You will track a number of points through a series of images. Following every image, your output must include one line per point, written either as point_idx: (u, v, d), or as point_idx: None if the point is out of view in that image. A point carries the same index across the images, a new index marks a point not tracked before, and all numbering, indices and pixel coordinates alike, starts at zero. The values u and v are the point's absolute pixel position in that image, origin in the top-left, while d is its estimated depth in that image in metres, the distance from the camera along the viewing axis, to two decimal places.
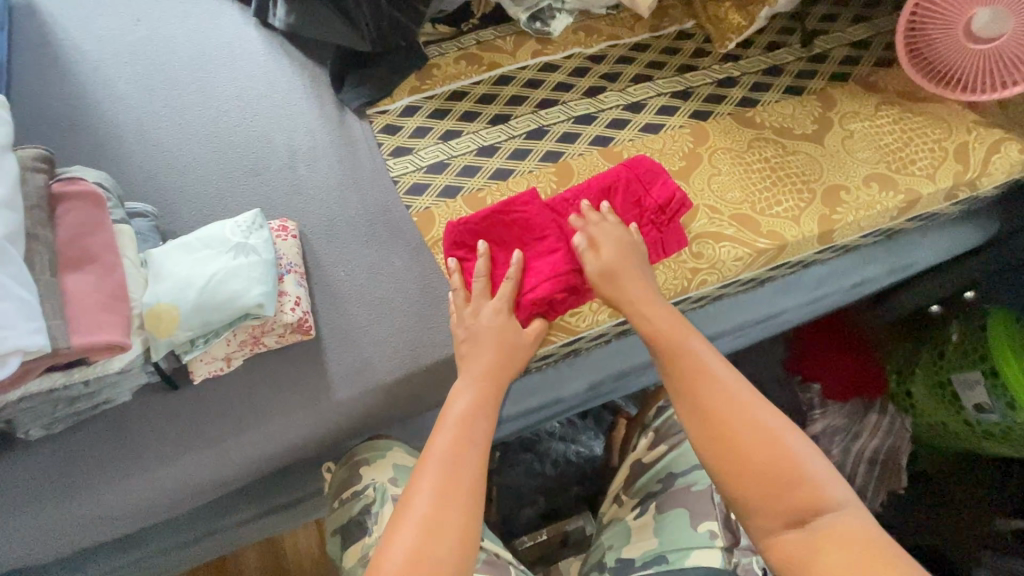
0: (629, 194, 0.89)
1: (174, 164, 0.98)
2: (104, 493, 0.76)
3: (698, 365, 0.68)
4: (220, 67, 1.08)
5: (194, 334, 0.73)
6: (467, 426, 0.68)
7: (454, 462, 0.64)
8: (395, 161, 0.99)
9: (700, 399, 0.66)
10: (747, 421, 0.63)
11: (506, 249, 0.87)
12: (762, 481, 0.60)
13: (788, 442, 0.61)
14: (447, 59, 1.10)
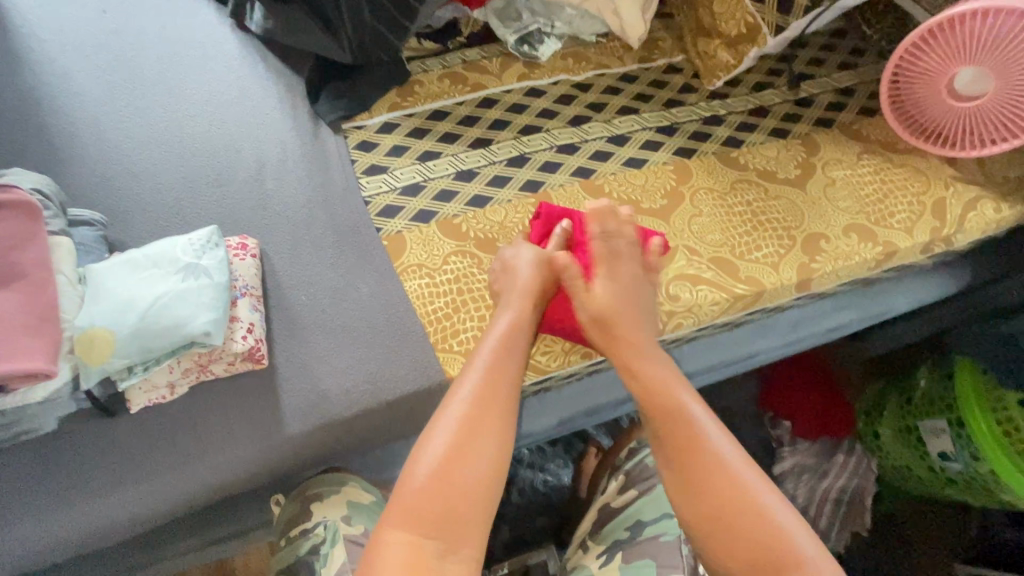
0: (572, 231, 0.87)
1: (132, 169, 0.92)
2: (21, 529, 0.69)
3: (692, 435, 0.66)
4: (190, 68, 1.03)
5: (132, 362, 0.67)
6: (510, 344, 0.73)
7: (494, 372, 0.69)
8: (368, 180, 0.95)
9: (694, 466, 0.65)
10: (730, 487, 0.63)
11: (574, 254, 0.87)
12: (750, 555, 0.60)
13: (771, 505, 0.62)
14: (430, 76, 1.07)
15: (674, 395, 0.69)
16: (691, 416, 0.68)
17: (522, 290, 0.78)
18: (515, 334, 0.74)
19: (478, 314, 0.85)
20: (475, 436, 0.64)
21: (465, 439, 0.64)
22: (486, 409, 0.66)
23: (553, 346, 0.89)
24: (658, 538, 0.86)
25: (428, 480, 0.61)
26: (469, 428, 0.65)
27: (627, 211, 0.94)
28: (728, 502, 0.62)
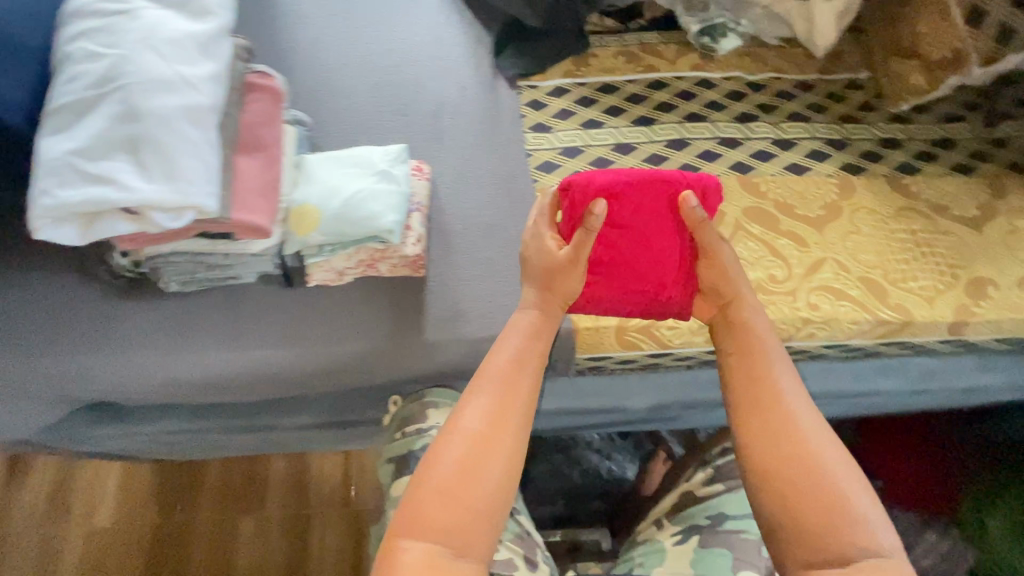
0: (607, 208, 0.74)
1: (335, 86, 1.04)
2: (207, 356, 0.83)
3: (772, 398, 0.61)
4: (396, 7, 1.14)
5: (326, 242, 0.77)
6: (526, 353, 0.67)
7: (506, 385, 0.64)
8: (533, 135, 1.02)
9: (764, 403, 0.61)
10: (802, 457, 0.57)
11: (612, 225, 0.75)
12: (809, 501, 0.55)
13: (847, 483, 0.56)
14: (606, 51, 1.11)
15: (751, 350, 0.65)
16: (770, 383, 0.62)
17: (545, 290, 0.72)
18: (530, 343, 0.68)
19: None
20: (486, 453, 0.60)
21: (478, 456, 0.59)
22: (497, 426, 0.61)
23: (678, 326, 0.90)
24: (740, 534, 0.87)
25: (444, 486, 0.57)
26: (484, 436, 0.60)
27: (780, 213, 0.93)
28: (793, 448, 0.58)
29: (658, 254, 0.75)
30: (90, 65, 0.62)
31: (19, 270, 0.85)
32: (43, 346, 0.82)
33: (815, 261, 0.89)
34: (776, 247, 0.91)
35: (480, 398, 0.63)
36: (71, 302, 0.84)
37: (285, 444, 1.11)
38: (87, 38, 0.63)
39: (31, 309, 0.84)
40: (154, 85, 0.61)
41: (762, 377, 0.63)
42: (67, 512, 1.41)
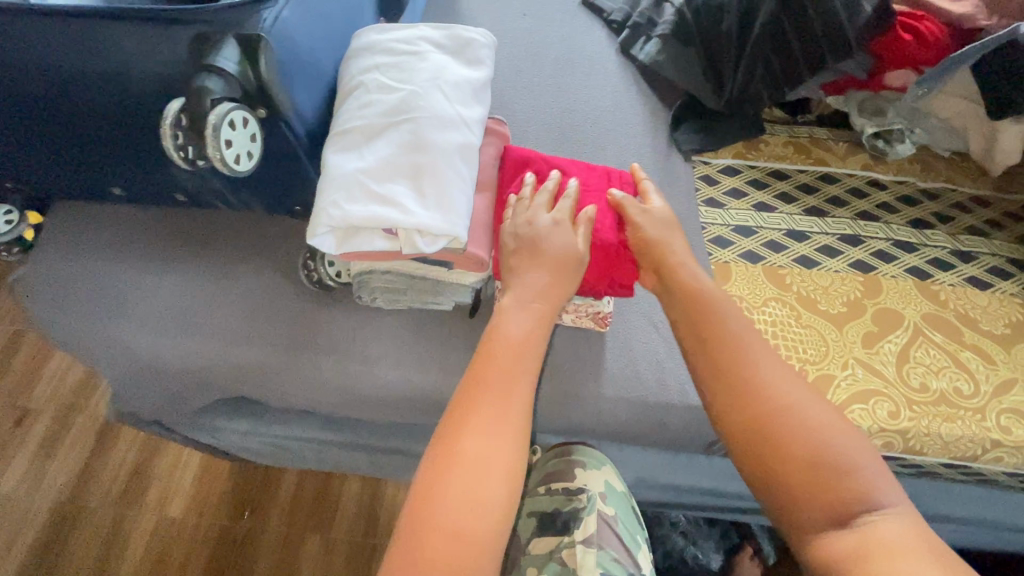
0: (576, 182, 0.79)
1: (520, 136, 1.11)
2: (390, 375, 0.85)
3: (744, 371, 0.59)
4: (578, 72, 1.22)
5: None
6: (514, 345, 0.58)
7: (500, 390, 0.55)
8: (706, 209, 1.04)
9: (743, 354, 0.60)
10: (798, 426, 0.56)
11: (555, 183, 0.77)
12: (806, 454, 0.55)
13: (839, 440, 0.55)
14: (776, 140, 1.15)
15: (740, 337, 0.61)
16: (744, 354, 0.60)
17: (549, 262, 0.66)
18: (529, 338, 0.59)
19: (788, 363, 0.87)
20: (482, 473, 0.51)
21: (477, 477, 0.50)
22: (495, 440, 0.52)
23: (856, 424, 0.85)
24: None
25: (446, 517, 0.49)
26: (480, 462, 0.51)
27: (963, 325, 0.91)
28: (779, 400, 0.57)
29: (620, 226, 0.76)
30: (385, 95, 0.68)
31: (232, 261, 0.91)
32: (242, 339, 0.86)
33: (1004, 381, 0.86)
34: (960, 359, 0.88)
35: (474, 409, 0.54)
36: (270, 298, 0.89)
37: (398, 467, 1.11)
38: (382, 71, 0.70)
39: (234, 297, 0.89)
40: (441, 123, 0.67)
41: (737, 351, 0.60)
42: (141, 497, 1.36)
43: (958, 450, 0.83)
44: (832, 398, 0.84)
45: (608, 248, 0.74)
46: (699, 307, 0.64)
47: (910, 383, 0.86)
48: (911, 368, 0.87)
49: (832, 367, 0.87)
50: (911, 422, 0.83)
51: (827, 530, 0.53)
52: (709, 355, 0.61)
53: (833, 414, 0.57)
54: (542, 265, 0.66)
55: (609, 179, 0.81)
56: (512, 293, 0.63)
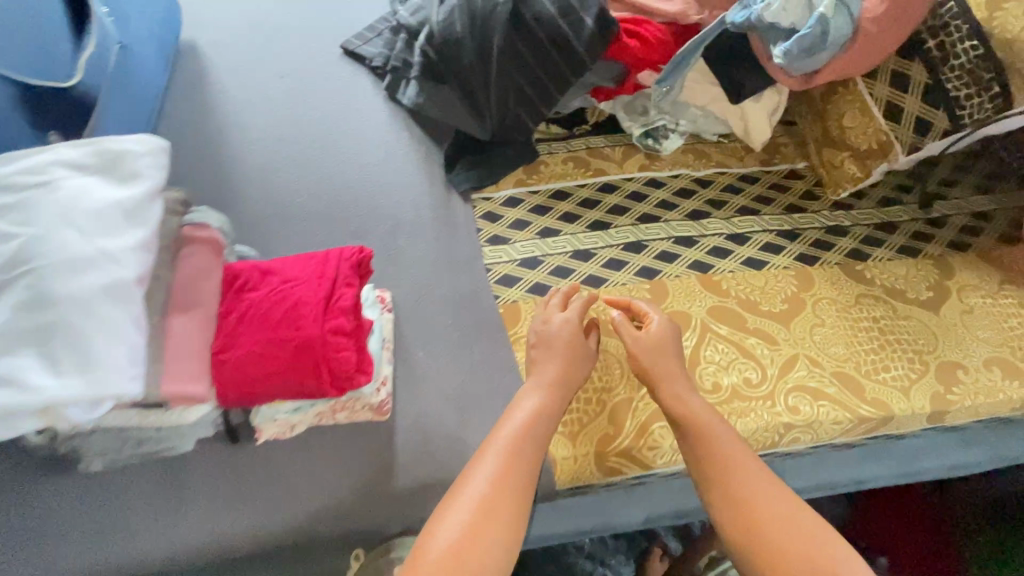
0: (279, 282, 0.71)
1: (283, 213, 1.01)
2: (146, 538, 0.73)
3: (735, 464, 0.71)
4: (346, 129, 1.15)
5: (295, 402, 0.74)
6: (529, 436, 0.73)
7: (506, 464, 0.70)
8: (490, 249, 1.00)
9: (739, 460, 0.71)
10: (771, 509, 0.67)
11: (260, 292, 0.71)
12: (779, 528, 0.65)
13: (801, 518, 0.65)
14: (555, 158, 1.13)
15: (744, 455, 0.72)
16: (736, 462, 0.71)
17: (551, 374, 0.79)
18: (523, 440, 0.73)
19: (584, 398, 0.85)
20: (486, 521, 0.66)
21: (485, 517, 0.66)
22: (498, 499, 0.68)
23: (660, 442, 0.82)
24: None
25: (441, 556, 0.62)
26: (488, 509, 0.67)
27: (745, 311, 0.93)
28: (760, 493, 0.68)
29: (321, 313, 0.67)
30: None
31: None
32: None
33: (787, 359, 0.88)
34: (746, 347, 0.89)
35: (481, 472, 0.70)
36: None
37: None
38: None
39: None
40: (70, 266, 0.56)
41: (732, 463, 0.71)
42: None
43: (760, 442, 0.83)
44: (632, 424, 0.83)
45: (311, 343, 0.66)
46: (685, 416, 0.76)
47: (703, 385, 0.86)
48: (703, 370, 0.87)
49: (628, 390, 0.85)
50: None
51: None
52: (700, 456, 0.74)
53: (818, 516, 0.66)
54: (554, 356, 0.81)
55: (328, 262, 0.73)
56: (531, 380, 0.80)
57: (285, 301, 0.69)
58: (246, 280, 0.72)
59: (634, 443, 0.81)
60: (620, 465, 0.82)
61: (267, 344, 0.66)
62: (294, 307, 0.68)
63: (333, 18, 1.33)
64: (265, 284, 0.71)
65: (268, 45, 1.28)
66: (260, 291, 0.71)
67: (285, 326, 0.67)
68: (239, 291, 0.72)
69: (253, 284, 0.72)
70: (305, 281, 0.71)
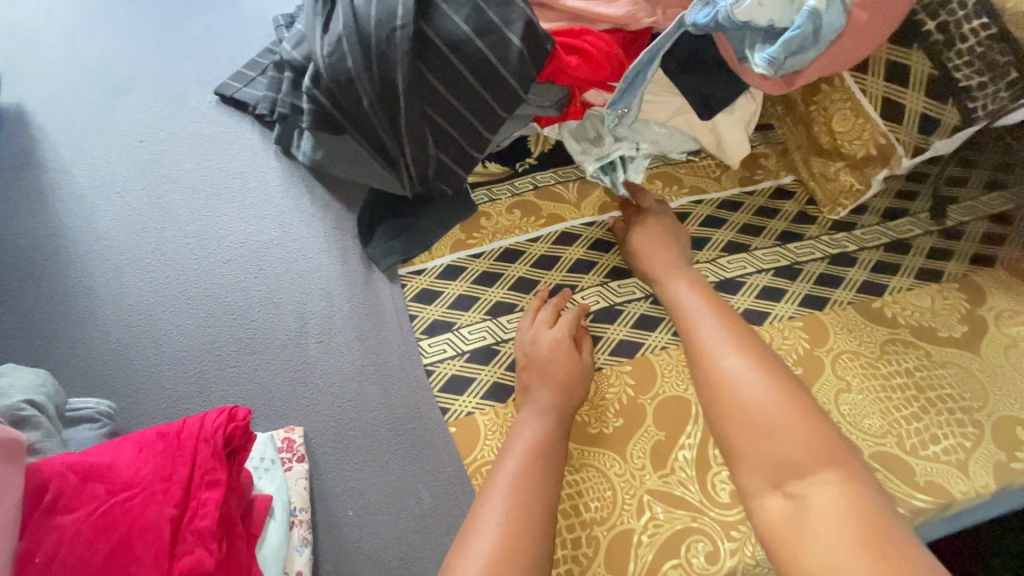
0: (102, 494, 0.48)
1: (152, 332, 0.78)
2: None
3: (717, 370, 0.61)
4: (230, 201, 0.90)
5: None
6: (555, 431, 0.66)
7: (527, 478, 0.61)
8: (429, 342, 0.77)
9: (713, 345, 0.64)
10: (764, 428, 0.55)
11: (70, 517, 0.47)
12: (753, 419, 0.56)
13: (787, 411, 0.56)
14: (498, 207, 0.92)
15: (722, 342, 0.64)
16: (711, 354, 0.63)
17: (552, 382, 0.70)
18: (543, 451, 0.64)
19: (571, 539, 0.65)
20: (520, 537, 0.56)
21: (523, 531, 0.57)
22: (528, 512, 0.58)
23: None
24: None
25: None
26: (518, 529, 0.57)
27: None
28: (736, 389, 0.59)
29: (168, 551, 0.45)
30: None
31: None
32: None
33: None
34: None
35: (505, 479, 0.61)
36: None
37: None
38: None
39: None
40: None
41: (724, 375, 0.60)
42: None
43: None
44: (636, 570, 0.63)
45: None
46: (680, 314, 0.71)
47: (719, 499, 0.67)
48: (715, 476, 0.68)
49: (624, 519, 0.66)
50: (734, 560, 0.63)
51: (769, 498, 0.52)
52: (686, 348, 0.67)
53: (798, 404, 0.56)
54: (548, 381, 0.70)
55: (182, 452, 0.50)
56: (528, 371, 0.72)
57: (110, 534, 0.46)
58: (50, 496, 0.48)
59: None
60: None
61: None
62: (124, 541, 0.45)
63: (204, 55, 1.08)
64: (81, 501, 0.48)
65: (122, 99, 1.01)
66: (72, 515, 0.47)
67: None
68: (39, 516, 0.48)
69: (62, 500, 0.48)
70: (143, 492, 0.48)
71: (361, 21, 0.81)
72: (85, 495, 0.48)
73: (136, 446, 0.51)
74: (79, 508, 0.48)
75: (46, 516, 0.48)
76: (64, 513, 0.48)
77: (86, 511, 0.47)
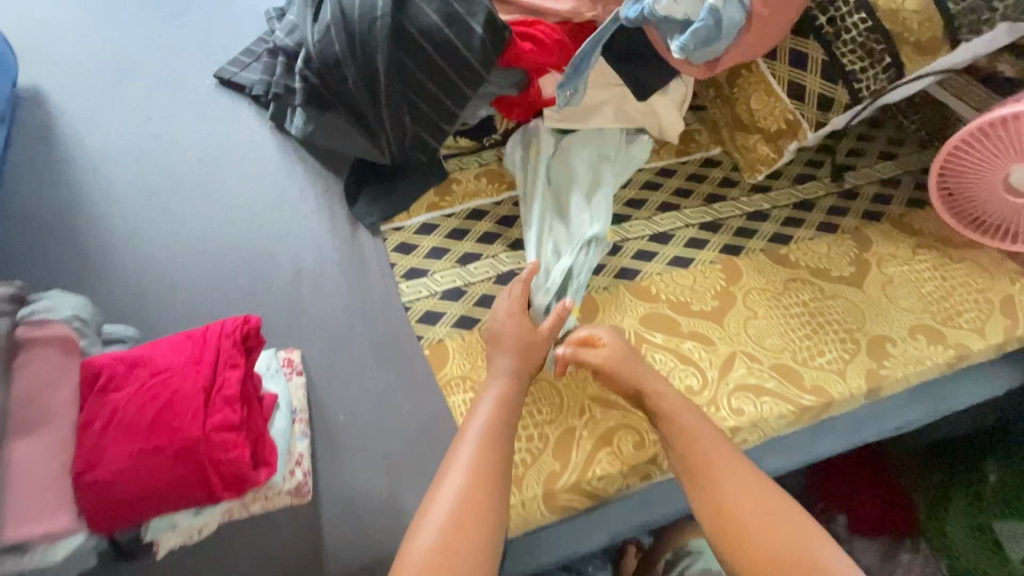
0: (147, 375, 0.61)
1: (165, 278, 0.90)
2: None
3: (702, 457, 0.70)
4: (230, 170, 1.03)
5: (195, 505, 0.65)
6: (494, 442, 0.70)
7: (486, 447, 0.69)
8: (408, 285, 0.91)
9: (715, 474, 0.69)
10: (773, 563, 0.62)
11: (123, 392, 0.60)
12: (777, 563, 0.62)
13: (802, 543, 0.63)
14: (467, 174, 1.06)
15: (732, 475, 0.69)
16: (714, 474, 0.69)
17: (512, 344, 0.79)
18: (499, 415, 0.72)
19: (526, 434, 0.79)
20: (472, 509, 0.65)
21: (480, 486, 0.66)
22: (480, 482, 0.66)
23: (610, 471, 0.77)
24: None
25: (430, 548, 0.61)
26: (471, 500, 0.65)
27: (678, 315, 0.90)
28: (748, 520, 0.65)
29: (200, 409, 0.58)
30: None
31: None
32: None
33: (726, 358, 0.85)
34: (683, 352, 0.86)
35: (465, 451, 0.69)
36: None
37: None
38: None
39: None
40: None
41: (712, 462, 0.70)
42: None
43: None
44: (577, 455, 0.78)
45: (193, 449, 0.56)
46: (678, 422, 0.73)
47: None
48: None
49: (568, 418, 0.81)
50: (655, 446, 0.79)
51: None
52: (687, 465, 0.71)
53: (808, 523, 0.64)
54: (498, 367, 0.77)
55: (207, 345, 0.63)
56: (490, 342, 0.81)
57: (156, 400, 0.59)
58: (107, 378, 0.61)
59: (582, 476, 0.76)
60: (571, 501, 0.77)
61: (134, 458, 0.56)
62: (167, 405, 0.58)
63: (202, 44, 1.20)
64: (130, 380, 0.61)
65: (128, 82, 1.13)
66: (123, 390, 0.60)
67: (157, 432, 0.57)
68: (98, 393, 0.61)
69: (115, 382, 0.61)
70: (179, 370, 0.61)
71: (347, 14, 0.95)
72: (134, 376, 0.61)
73: (173, 341, 0.64)
74: (130, 386, 0.61)
75: (102, 393, 0.61)
76: (117, 390, 0.61)
77: (135, 387, 0.60)
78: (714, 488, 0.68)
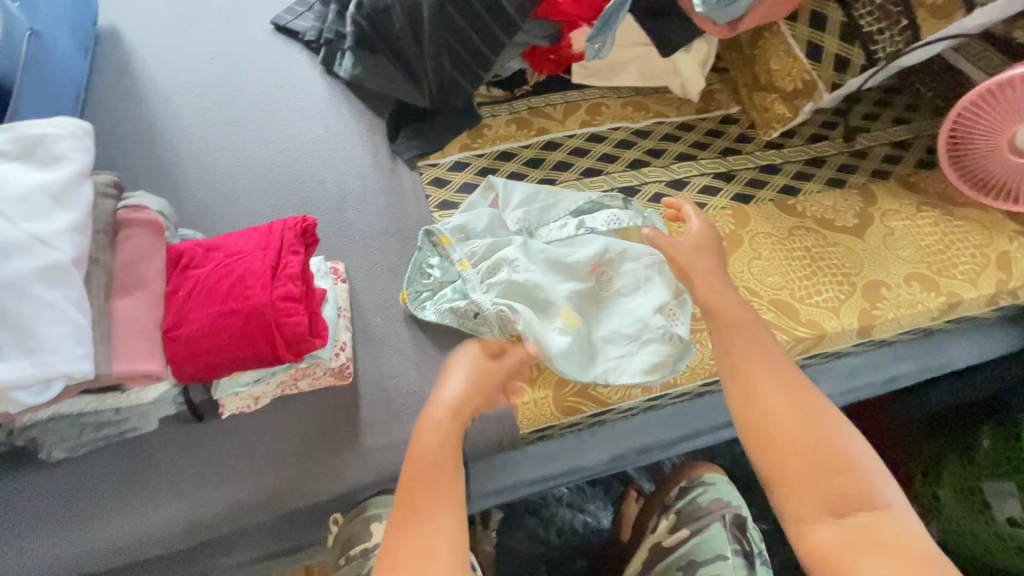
0: (222, 257, 0.72)
1: (228, 197, 1.01)
2: (117, 519, 0.74)
3: (739, 358, 0.72)
4: (284, 106, 1.13)
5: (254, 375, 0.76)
6: (754, 361, 0.72)
7: (769, 380, 0.70)
8: (440, 213, 1.00)
9: (749, 351, 0.73)
10: (786, 436, 0.66)
11: (202, 269, 0.71)
12: (808, 452, 0.65)
13: (822, 430, 0.66)
14: (498, 120, 1.13)
15: (755, 352, 0.72)
16: (746, 352, 0.73)
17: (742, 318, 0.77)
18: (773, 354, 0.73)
19: None
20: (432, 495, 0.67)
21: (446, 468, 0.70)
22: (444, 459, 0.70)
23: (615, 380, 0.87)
24: None
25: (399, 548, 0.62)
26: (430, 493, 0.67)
27: None
28: (767, 405, 0.68)
29: (269, 282, 0.69)
30: None
31: None
32: None
33: None
34: None
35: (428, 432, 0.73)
36: None
37: None
38: None
39: None
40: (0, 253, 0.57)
41: (751, 364, 0.72)
42: None
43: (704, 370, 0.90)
44: None
45: (263, 314, 0.67)
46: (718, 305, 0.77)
47: None
48: None
49: None
50: None
51: (819, 524, 0.62)
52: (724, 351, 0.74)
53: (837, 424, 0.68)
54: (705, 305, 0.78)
55: (273, 234, 0.74)
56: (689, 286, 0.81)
57: (232, 274, 0.70)
58: (186, 260, 0.72)
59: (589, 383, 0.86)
60: (578, 404, 0.86)
61: (215, 318, 0.67)
62: (241, 279, 0.69)
63: None
64: (209, 260, 0.72)
65: (194, 25, 1.24)
66: (204, 267, 0.71)
67: (235, 299, 0.68)
68: (181, 271, 0.72)
69: (194, 262, 0.72)
70: (250, 253, 0.71)
71: None
72: (211, 258, 0.72)
73: (242, 233, 0.75)
74: (207, 265, 0.71)
75: (184, 271, 0.71)
76: (196, 268, 0.71)
77: (212, 266, 0.71)
78: (727, 352, 0.74)
